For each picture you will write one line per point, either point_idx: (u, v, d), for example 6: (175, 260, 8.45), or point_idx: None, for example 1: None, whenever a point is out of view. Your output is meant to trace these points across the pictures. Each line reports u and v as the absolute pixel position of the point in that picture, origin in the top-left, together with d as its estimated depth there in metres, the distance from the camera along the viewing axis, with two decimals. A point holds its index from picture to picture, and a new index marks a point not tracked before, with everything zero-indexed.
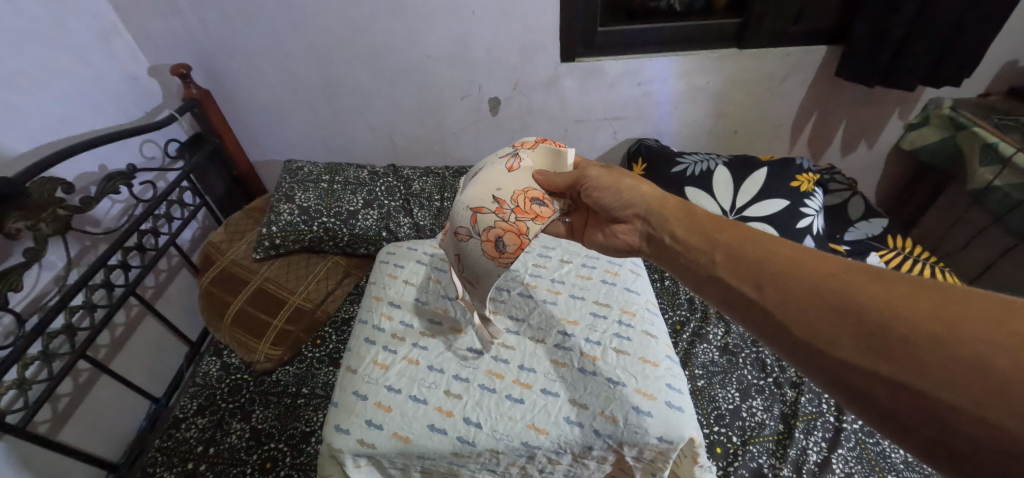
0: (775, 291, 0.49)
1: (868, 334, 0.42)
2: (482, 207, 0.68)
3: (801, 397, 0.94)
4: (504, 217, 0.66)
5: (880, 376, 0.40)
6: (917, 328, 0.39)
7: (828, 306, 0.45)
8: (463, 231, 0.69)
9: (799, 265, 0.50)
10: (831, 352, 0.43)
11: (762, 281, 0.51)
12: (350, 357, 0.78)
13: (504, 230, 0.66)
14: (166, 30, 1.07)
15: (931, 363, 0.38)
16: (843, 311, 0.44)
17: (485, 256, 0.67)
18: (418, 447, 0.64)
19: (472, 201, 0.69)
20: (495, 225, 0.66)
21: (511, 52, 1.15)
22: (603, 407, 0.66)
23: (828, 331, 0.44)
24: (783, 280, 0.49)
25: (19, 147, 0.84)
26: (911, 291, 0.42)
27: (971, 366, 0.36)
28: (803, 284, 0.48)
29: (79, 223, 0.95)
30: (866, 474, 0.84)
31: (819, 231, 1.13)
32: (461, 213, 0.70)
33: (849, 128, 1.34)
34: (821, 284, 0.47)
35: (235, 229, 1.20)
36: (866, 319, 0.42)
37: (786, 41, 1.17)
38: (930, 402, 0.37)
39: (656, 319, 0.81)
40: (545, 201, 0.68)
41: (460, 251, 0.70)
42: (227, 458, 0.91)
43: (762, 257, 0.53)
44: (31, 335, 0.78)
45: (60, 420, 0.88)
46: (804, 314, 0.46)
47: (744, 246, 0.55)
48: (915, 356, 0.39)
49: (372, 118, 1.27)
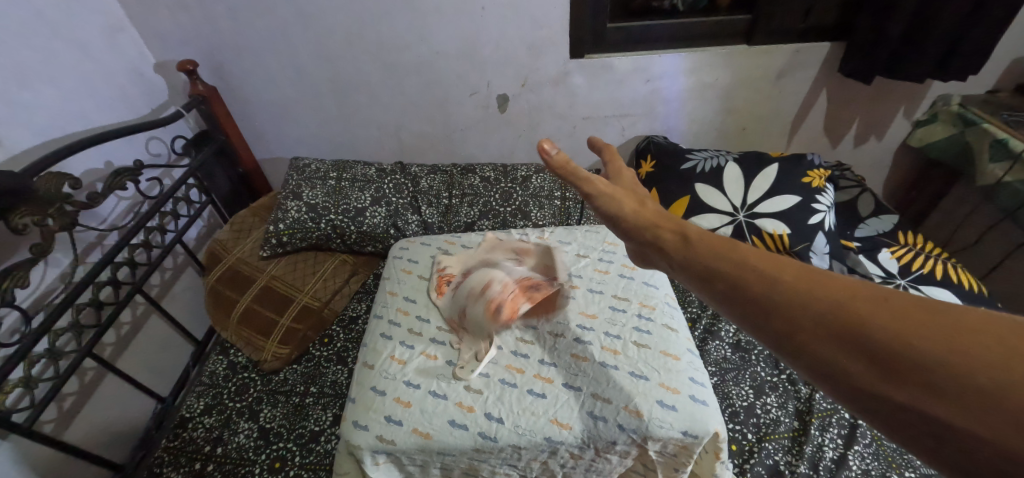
0: (732, 294, 0.39)
1: (856, 353, 0.32)
2: (490, 281, 0.80)
3: (815, 393, 0.93)
4: (506, 294, 0.78)
5: (876, 402, 0.31)
6: (930, 352, 0.29)
7: (803, 317, 0.34)
8: (473, 301, 0.78)
9: (752, 265, 0.39)
10: (811, 371, 0.33)
11: (715, 283, 0.41)
12: (365, 352, 0.76)
13: (506, 302, 0.78)
14: (174, 27, 1.06)
15: (945, 389, 0.28)
16: (823, 324, 0.33)
17: (485, 319, 0.76)
18: (439, 443, 0.63)
19: (483, 274, 0.83)
20: (499, 297, 0.78)
21: (521, 48, 1.14)
22: (627, 401, 0.65)
23: (807, 345, 0.34)
24: (738, 282, 0.39)
25: (29, 142, 0.83)
26: (909, 305, 0.31)
27: (997, 401, 0.27)
28: (767, 289, 0.37)
29: (83, 219, 0.93)
30: (883, 471, 0.83)
31: (831, 227, 1.12)
32: (475, 281, 0.81)
33: (863, 121, 1.34)
34: (789, 289, 0.36)
35: (242, 227, 1.19)
36: (854, 334, 0.32)
37: (796, 37, 1.16)
38: (948, 438, 0.28)
39: (675, 314, 0.80)
40: (541, 290, 0.82)
41: (466, 309, 0.78)
42: (235, 458, 0.89)
43: (709, 256, 0.43)
44: (37, 333, 0.76)
45: (66, 419, 0.87)
46: (777, 325, 0.35)
47: (693, 241, 0.46)
48: (921, 380, 0.29)
49: (379, 115, 1.26)
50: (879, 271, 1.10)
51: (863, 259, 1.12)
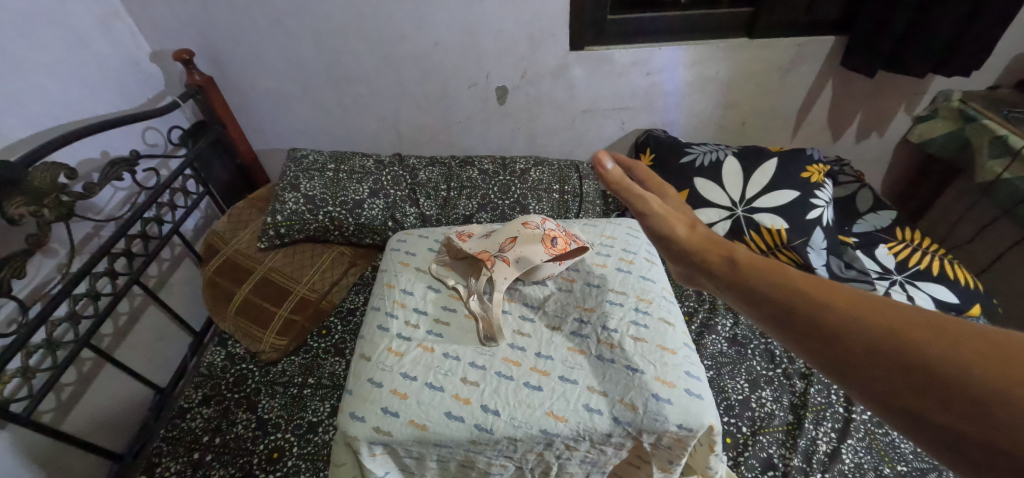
0: (778, 313, 0.39)
1: (923, 386, 0.30)
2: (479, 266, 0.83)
3: (810, 387, 0.94)
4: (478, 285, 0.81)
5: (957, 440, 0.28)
6: (1009, 390, 0.27)
7: (869, 347, 0.32)
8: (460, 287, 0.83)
9: (803, 292, 0.38)
10: (875, 402, 0.32)
11: (768, 307, 0.40)
12: (362, 344, 0.76)
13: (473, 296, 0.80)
14: (170, 15, 1.05)
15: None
16: (875, 348, 0.32)
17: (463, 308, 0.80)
18: (435, 435, 0.64)
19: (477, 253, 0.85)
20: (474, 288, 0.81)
21: (521, 39, 1.13)
22: (623, 394, 0.66)
23: (864, 370, 0.32)
24: (795, 309, 0.37)
25: (22, 132, 0.82)
26: (979, 339, 0.30)
27: None
28: (818, 316, 0.36)
29: (79, 210, 0.93)
30: (875, 464, 0.84)
31: (828, 222, 1.11)
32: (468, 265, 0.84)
33: (866, 115, 1.33)
34: (842, 314, 0.35)
35: (240, 218, 1.18)
36: (909, 358, 0.31)
37: (797, 30, 1.16)
38: None
39: (672, 308, 0.80)
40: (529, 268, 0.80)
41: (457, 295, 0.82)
42: (234, 448, 0.90)
43: (761, 282, 0.42)
44: (34, 323, 0.76)
45: (64, 409, 0.87)
46: (823, 349, 0.35)
47: (739, 265, 0.46)
48: (989, 411, 0.27)
49: (377, 106, 1.26)
50: (875, 267, 1.10)
51: (860, 254, 1.12)
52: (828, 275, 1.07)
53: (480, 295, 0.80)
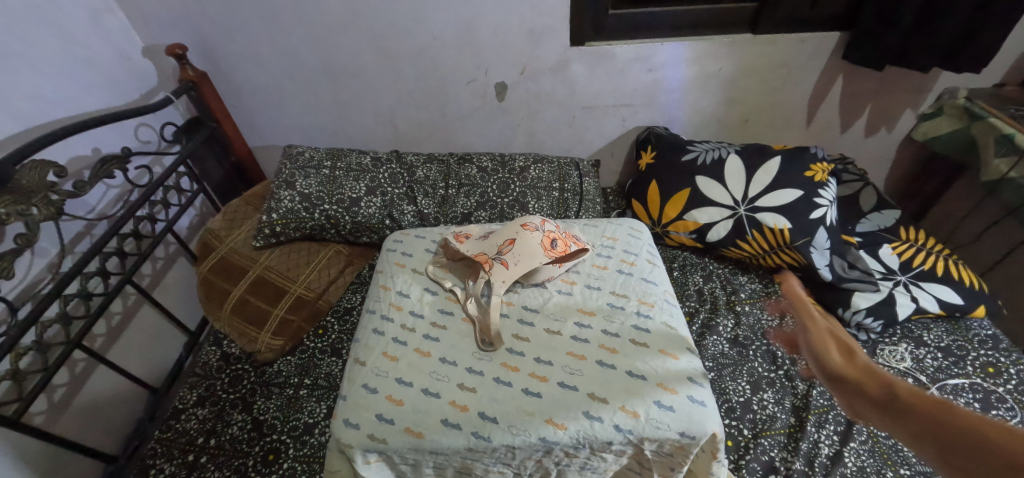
0: (870, 405, 0.49)
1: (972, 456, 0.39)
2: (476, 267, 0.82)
3: (812, 390, 0.93)
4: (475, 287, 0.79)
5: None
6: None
7: (935, 428, 0.43)
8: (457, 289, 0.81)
9: (891, 389, 0.49)
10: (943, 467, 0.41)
11: (865, 402, 0.50)
12: (357, 348, 0.75)
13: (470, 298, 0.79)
14: (161, 9, 1.03)
15: None
16: (950, 438, 0.41)
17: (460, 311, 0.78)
18: (432, 442, 0.62)
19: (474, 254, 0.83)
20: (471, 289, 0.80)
21: (521, 34, 1.11)
22: (624, 401, 0.65)
23: (932, 445, 0.42)
24: (882, 402, 0.48)
25: (10, 128, 0.80)
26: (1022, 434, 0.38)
27: None
28: (896, 403, 0.47)
29: (70, 208, 0.91)
30: (878, 468, 0.82)
31: (832, 222, 1.09)
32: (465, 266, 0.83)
33: (874, 110, 1.31)
34: (917, 407, 0.45)
35: (235, 216, 1.17)
36: (961, 437, 0.40)
37: (802, 26, 1.14)
38: None
39: (674, 311, 0.78)
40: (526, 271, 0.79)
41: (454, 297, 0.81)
42: (228, 450, 0.89)
43: (862, 383, 0.52)
44: (23, 325, 0.75)
45: (57, 411, 0.86)
46: (903, 431, 0.45)
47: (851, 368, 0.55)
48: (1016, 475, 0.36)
49: (374, 102, 1.23)
50: (880, 267, 1.09)
51: (863, 254, 1.11)
52: (831, 275, 1.05)
53: (478, 298, 0.78)
